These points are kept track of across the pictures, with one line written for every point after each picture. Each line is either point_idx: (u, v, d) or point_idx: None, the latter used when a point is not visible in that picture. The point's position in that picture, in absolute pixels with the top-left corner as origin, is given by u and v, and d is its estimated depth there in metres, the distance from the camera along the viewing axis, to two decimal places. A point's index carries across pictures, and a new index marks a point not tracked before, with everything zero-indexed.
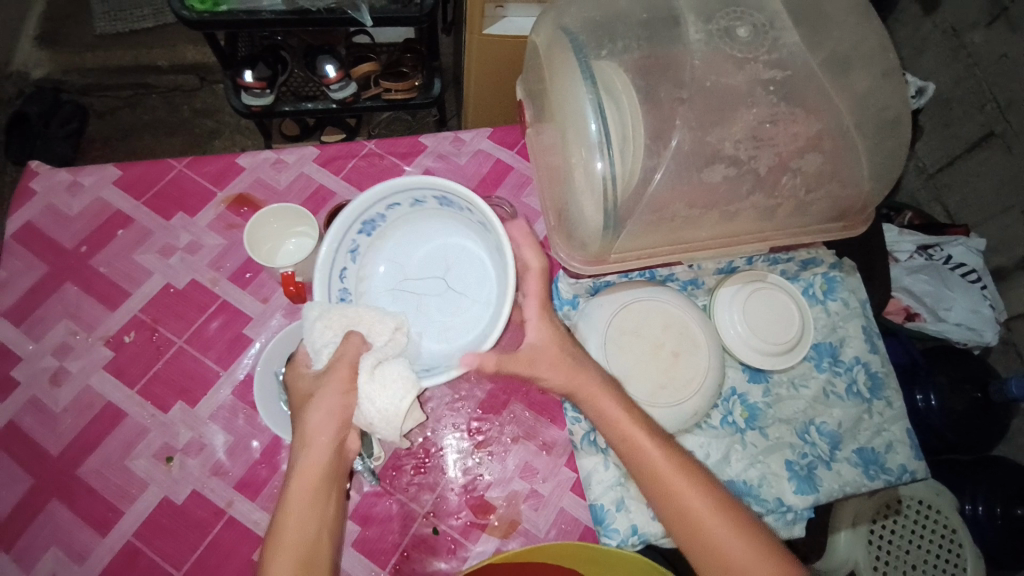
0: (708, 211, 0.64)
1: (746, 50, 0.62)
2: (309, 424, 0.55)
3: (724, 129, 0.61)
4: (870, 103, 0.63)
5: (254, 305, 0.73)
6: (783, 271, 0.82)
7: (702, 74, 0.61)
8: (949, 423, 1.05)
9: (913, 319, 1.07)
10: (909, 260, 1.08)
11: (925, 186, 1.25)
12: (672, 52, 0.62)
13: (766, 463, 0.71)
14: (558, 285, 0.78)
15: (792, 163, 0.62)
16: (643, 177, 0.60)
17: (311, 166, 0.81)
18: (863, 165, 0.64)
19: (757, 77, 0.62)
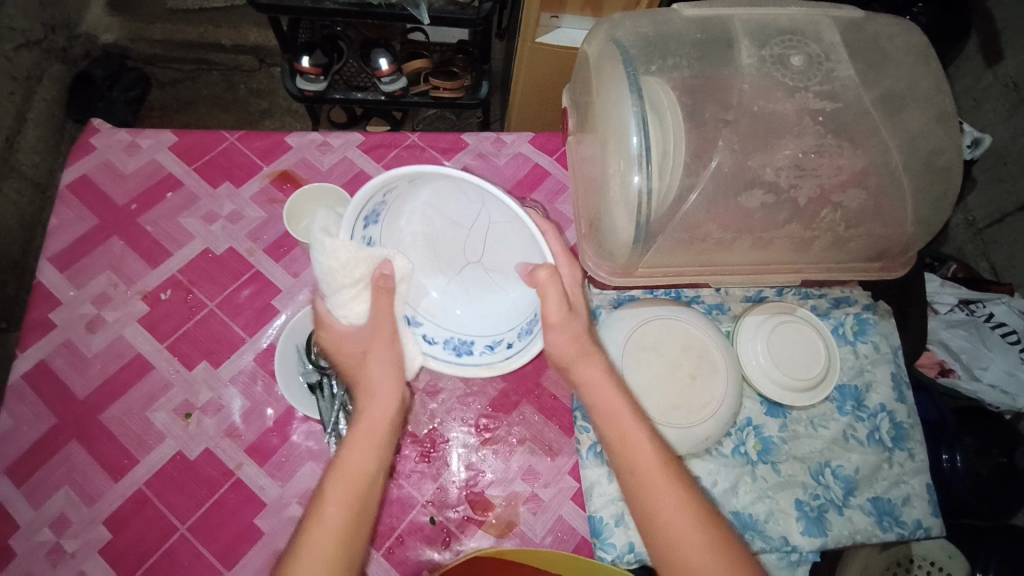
0: (742, 236, 0.63)
1: (798, 78, 0.62)
2: (368, 375, 0.57)
3: (767, 155, 0.61)
4: (920, 144, 0.62)
5: (285, 279, 0.76)
6: (813, 306, 0.80)
7: (750, 99, 0.61)
8: (970, 486, 1.00)
9: (946, 375, 1.03)
10: (948, 313, 1.06)
11: (971, 240, 1.21)
12: (722, 73, 0.62)
13: (775, 499, 0.70)
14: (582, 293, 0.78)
15: (833, 197, 0.61)
16: (678, 193, 0.60)
17: (354, 151, 0.84)
18: (907, 206, 0.63)
19: (806, 106, 0.61)
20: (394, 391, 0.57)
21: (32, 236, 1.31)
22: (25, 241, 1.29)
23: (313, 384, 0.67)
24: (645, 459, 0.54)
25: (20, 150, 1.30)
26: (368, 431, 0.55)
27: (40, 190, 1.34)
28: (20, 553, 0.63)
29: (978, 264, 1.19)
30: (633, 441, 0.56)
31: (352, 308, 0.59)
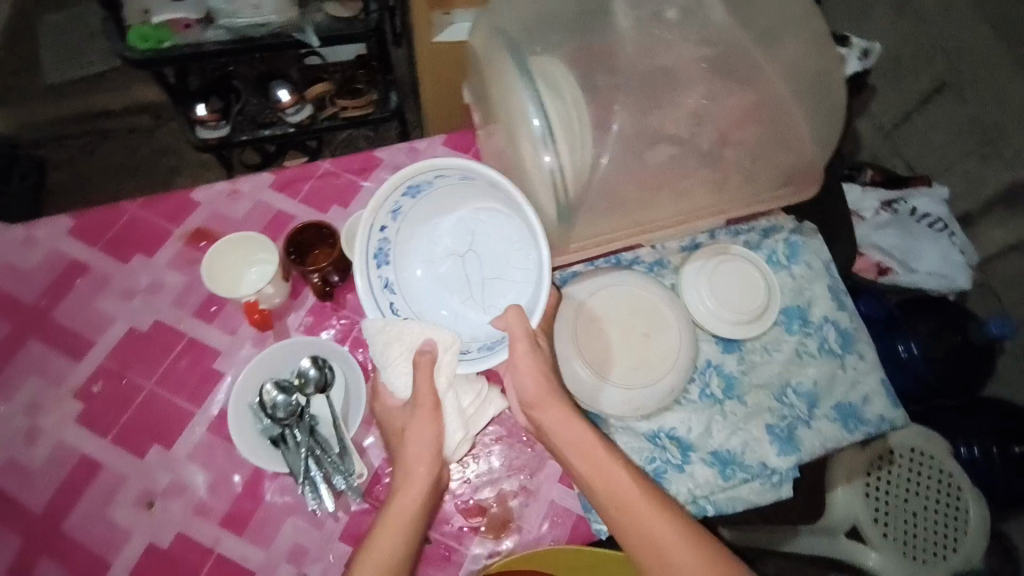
0: (658, 192, 0.65)
1: (676, 31, 0.63)
2: (406, 447, 0.60)
3: (663, 111, 0.62)
4: (800, 69, 0.65)
5: (222, 338, 0.73)
6: (745, 241, 0.83)
7: (635, 60, 0.62)
8: (933, 372, 1.11)
9: (886, 274, 1.10)
10: (876, 215, 1.11)
11: (883, 143, 1.28)
12: (605, 39, 0.63)
13: (747, 430, 0.72)
14: None
15: (732, 136, 0.63)
16: (585, 168, 0.61)
17: (267, 192, 0.81)
18: (803, 128, 0.65)
19: (688, 55, 0.63)
20: (431, 442, 0.60)
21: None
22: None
23: (276, 439, 0.66)
24: (591, 442, 0.59)
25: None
26: (420, 473, 0.59)
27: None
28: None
29: (894, 164, 1.26)
30: (581, 434, 0.60)
31: (397, 378, 0.62)
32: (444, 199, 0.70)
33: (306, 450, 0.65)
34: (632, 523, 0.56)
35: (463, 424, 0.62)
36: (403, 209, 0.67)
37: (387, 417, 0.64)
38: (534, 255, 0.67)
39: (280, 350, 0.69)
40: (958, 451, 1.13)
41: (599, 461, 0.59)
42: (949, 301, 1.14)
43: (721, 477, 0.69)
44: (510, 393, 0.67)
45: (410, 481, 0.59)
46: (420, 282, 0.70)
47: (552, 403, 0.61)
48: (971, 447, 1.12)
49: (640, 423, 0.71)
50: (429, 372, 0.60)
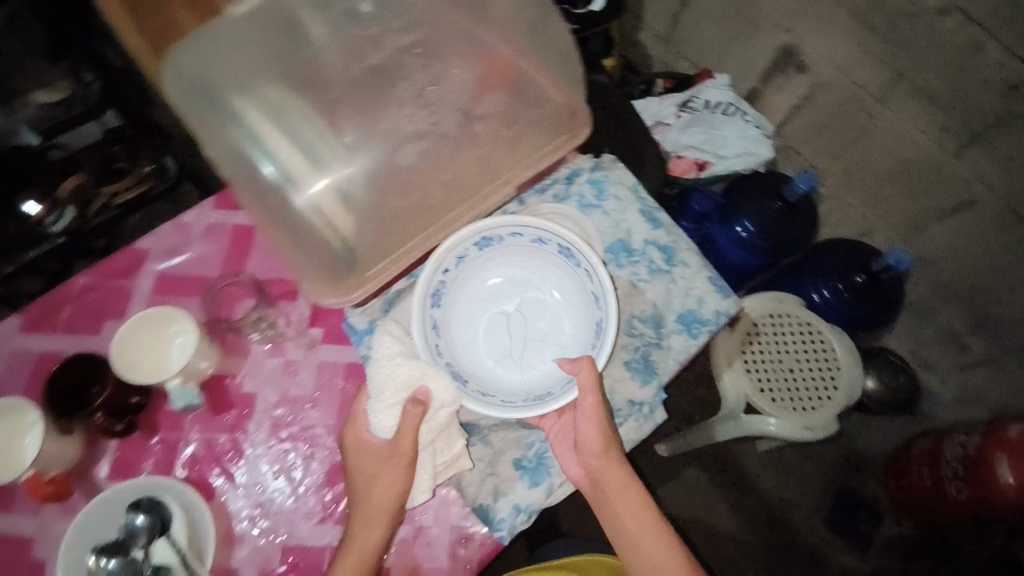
0: (429, 191, 0.61)
1: (375, 25, 0.58)
2: (375, 493, 0.61)
3: (392, 113, 0.58)
4: (522, 20, 0.60)
5: (25, 523, 0.65)
6: (553, 195, 0.83)
7: (343, 68, 0.57)
8: (768, 238, 1.30)
9: (705, 168, 1.31)
10: (677, 120, 1.33)
11: (666, 50, 1.50)
12: (302, 56, 0.57)
13: (608, 375, 0.73)
14: (350, 320, 0.71)
15: (475, 112, 0.61)
16: (340, 199, 0.58)
17: (18, 339, 0.71)
18: (542, 82, 0.63)
19: (398, 47, 0.59)
20: (398, 493, 0.61)
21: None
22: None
23: None
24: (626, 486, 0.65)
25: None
26: (383, 505, 0.61)
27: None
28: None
29: (683, 64, 1.47)
30: (620, 475, 0.65)
31: (384, 421, 0.61)
32: (513, 256, 0.69)
33: None
34: (634, 549, 0.65)
35: (431, 473, 0.63)
36: (467, 257, 0.67)
37: (359, 462, 0.63)
38: (595, 315, 0.67)
39: (96, 507, 0.61)
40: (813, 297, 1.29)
41: (621, 496, 0.66)
42: (762, 173, 1.33)
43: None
44: (568, 444, 0.66)
45: (372, 509, 0.61)
46: (464, 344, 0.68)
47: (601, 452, 0.64)
48: (824, 291, 1.28)
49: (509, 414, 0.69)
50: (416, 420, 0.60)
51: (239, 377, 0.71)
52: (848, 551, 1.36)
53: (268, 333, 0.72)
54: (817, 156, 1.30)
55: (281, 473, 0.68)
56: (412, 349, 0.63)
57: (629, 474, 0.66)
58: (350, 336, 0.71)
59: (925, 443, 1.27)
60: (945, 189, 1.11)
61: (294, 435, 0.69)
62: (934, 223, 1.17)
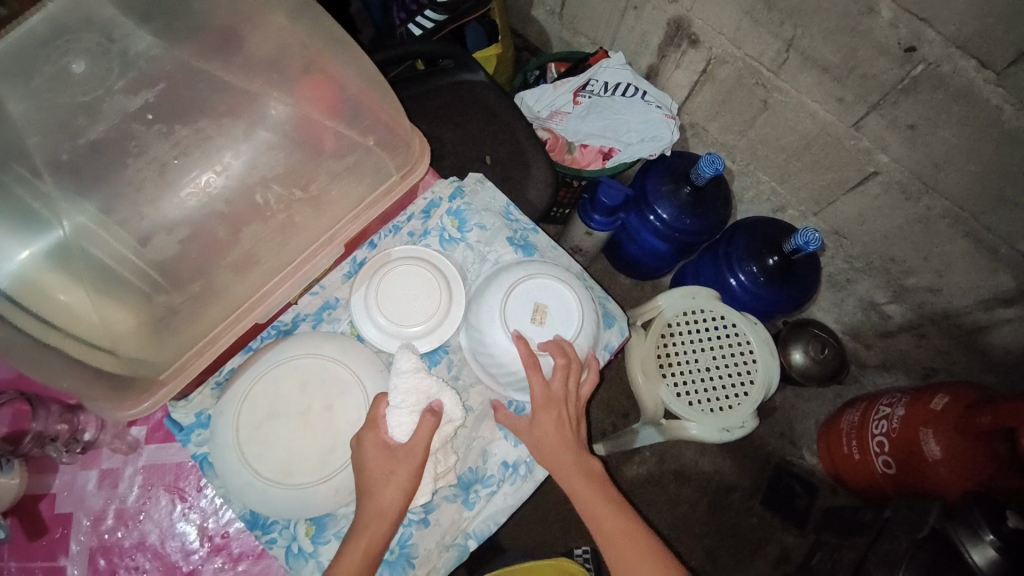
0: (211, 273, 0.53)
1: (89, 88, 0.50)
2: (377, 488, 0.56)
3: (141, 194, 0.52)
4: (286, 65, 0.56)
5: None
6: (410, 233, 0.74)
7: (54, 150, 0.50)
8: (681, 226, 1.21)
9: (610, 156, 1.24)
10: (575, 108, 1.24)
11: (562, 26, 1.40)
12: (3, 135, 0.48)
13: (480, 436, 0.66)
14: (174, 415, 0.62)
15: (251, 179, 0.55)
16: (94, 302, 0.48)
17: None
18: (332, 129, 0.56)
19: (124, 110, 0.52)
20: (401, 497, 0.57)
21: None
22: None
23: None
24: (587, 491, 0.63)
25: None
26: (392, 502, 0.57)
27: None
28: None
29: (581, 41, 1.38)
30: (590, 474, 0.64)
31: (402, 425, 0.58)
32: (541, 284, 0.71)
33: None
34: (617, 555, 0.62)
35: (433, 478, 0.60)
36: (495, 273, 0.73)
37: (369, 463, 0.57)
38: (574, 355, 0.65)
39: None
40: (731, 283, 1.21)
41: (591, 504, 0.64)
42: (668, 156, 1.24)
43: (466, 507, 0.63)
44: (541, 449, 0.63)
45: (376, 505, 0.56)
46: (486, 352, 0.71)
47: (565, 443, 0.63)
48: (740, 275, 1.20)
49: None
50: (433, 429, 0.58)
51: (52, 494, 0.61)
52: (789, 528, 1.35)
53: (75, 445, 0.61)
54: (722, 133, 1.22)
55: None
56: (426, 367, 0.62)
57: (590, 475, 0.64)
58: (175, 433, 0.61)
59: (853, 415, 1.25)
60: (846, 162, 1.05)
61: (122, 553, 0.60)
62: (841, 197, 1.11)
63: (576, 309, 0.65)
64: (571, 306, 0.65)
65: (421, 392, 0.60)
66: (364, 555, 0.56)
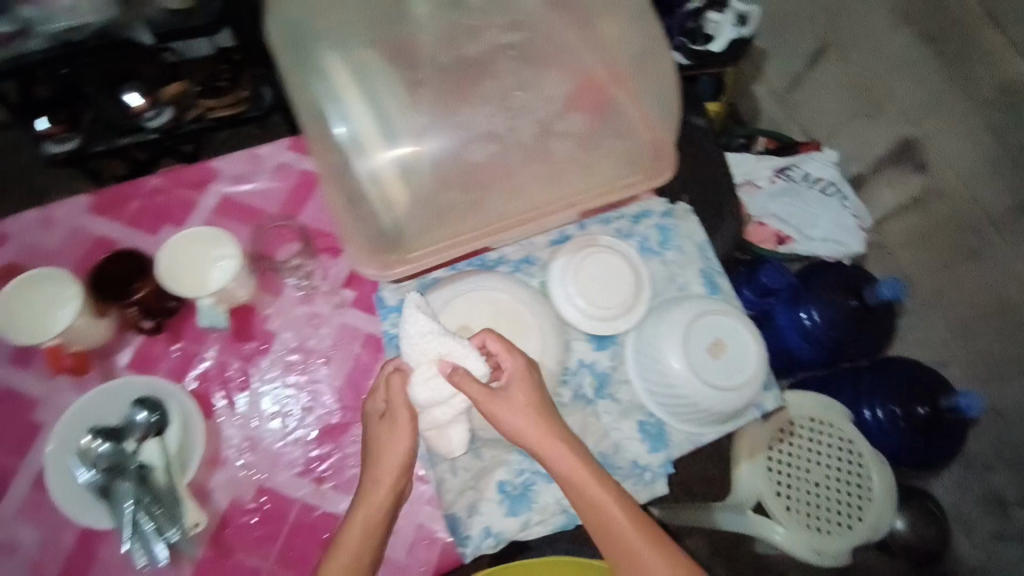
0: (489, 192, 0.61)
1: (479, 17, 0.63)
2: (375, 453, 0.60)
3: (471, 110, 0.60)
4: (622, 50, 0.62)
5: (38, 383, 0.67)
6: (616, 230, 0.80)
7: (435, 53, 0.61)
8: (832, 335, 1.18)
9: (784, 243, 1.24)
10: (770, 185, 1.26)
11: (778, 108, 1.41)
12: (405, 32, 0.61)
13: (619, 430, 0.69)
14: (382, 293, 0.73)
15: (554, 128, 0.61)
16: (406, 172, 0.59)
17: (84, 217, 0.74)
18: (631, 114, 0.62)
19: (496, 43, 0.62)
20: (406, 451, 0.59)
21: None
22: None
23: (99, 488, 0.61)
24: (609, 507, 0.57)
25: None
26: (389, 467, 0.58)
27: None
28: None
29: (793, 129, 1.38)
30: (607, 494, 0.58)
31: (426, 391, 0.58)
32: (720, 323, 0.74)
33: (127, 503, 0.59)
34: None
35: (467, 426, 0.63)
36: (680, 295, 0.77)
37: (372, 428, 0.61)
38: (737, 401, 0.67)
39: (130, 383, 0.65)
40: (865, 415, 1.17)
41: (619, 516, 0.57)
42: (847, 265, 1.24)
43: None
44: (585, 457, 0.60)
45: (378, 474, 0.58)
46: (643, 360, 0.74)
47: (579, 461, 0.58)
48: (878, 409, 1.16)
49: None
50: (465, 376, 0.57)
51: (266, 313, 0.72)
52: None
53: (306, 282, 0.74)
54: (911, 266, 1.19)
55: (274, 413, 0.68)
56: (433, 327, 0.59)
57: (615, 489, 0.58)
58: (378, 308, 0.73)
59: None
60: None
61: (300, 384, 0.70)
62: (1019, 376, 1.05)
63: (755, 357, 0.68)
64: (753, 353, 0.68)
65: (426, 348, 0.59)
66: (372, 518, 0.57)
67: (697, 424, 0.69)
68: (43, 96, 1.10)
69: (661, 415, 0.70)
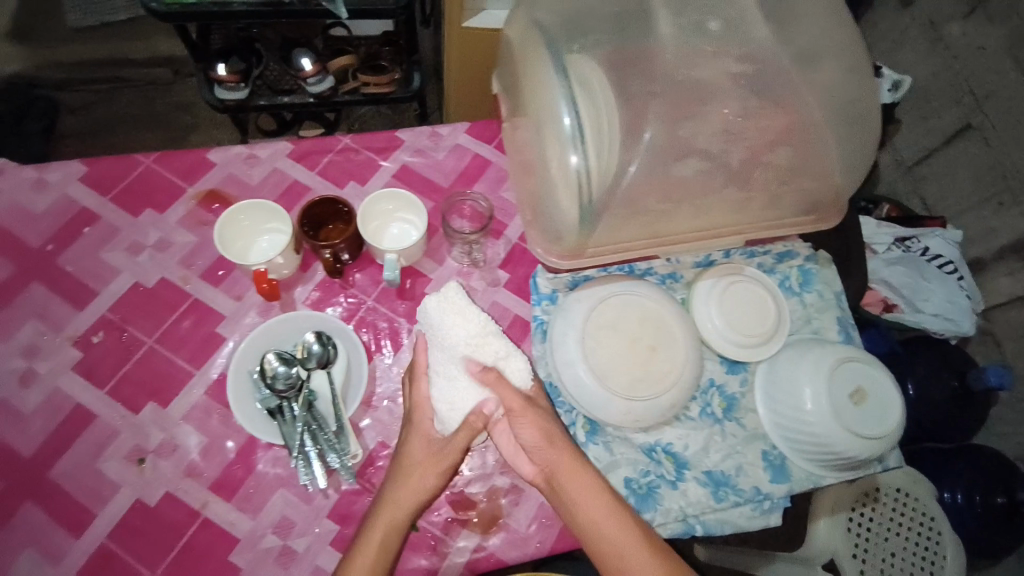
0: (684, 205, 0.61)
1: (717, 44, 0.59)
2: (404, 465, 0.61)
3: (696, 123, 0.57)
4: (837, 95, 0.61)
5: (227, 303, 0.72)
6: (759, 264, 0.81)
7: (674, 66, 0.57)
8: (930, 411, 1.17)
9: (890, 311, 1.19)
10: (886, 252, 1.21)
11: (901, 178, 1.36)
12: (645, 43, 0.58)
13: (743, 453, 0.71)
14: (538, 280, 0.77)
15: (763, 157, 0.60)
16: (612, 172, 0.58)
17: (284, 161, 0.82)
18: (833, 158, 0.63)
19: (727, 71, 0.58)
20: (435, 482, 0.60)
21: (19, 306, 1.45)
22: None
23: (273, 410, 0.66)
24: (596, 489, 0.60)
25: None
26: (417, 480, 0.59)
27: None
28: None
29: (912, 201, 1.34)
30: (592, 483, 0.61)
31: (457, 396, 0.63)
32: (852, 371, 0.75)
33: (301, 425, 0.65)
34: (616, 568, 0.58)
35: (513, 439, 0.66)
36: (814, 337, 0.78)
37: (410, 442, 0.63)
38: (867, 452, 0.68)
39: (303, 317, 0.71)
40: (943, 496, 1.16)
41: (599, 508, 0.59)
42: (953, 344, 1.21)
43: (712, 498, 0.67)
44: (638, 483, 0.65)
45: (402, 489, 0.59)
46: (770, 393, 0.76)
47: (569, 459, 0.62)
48: (958, 494, 1.15)
49: (636, 435, 0.70)
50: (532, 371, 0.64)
51: (428, 277, 0.77)
52: None
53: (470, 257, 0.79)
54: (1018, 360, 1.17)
55: None
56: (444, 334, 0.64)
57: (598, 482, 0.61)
58: (532, 294, 0.77)
59: None
60: None
61: None
62: None
63: (893, 413, 0.69)
64: (891, 408, 0.69)
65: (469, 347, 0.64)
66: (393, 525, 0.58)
67: (820, 466, 0.70)
68: (231, 47, 1.27)
69: (786, 450, 0.71)
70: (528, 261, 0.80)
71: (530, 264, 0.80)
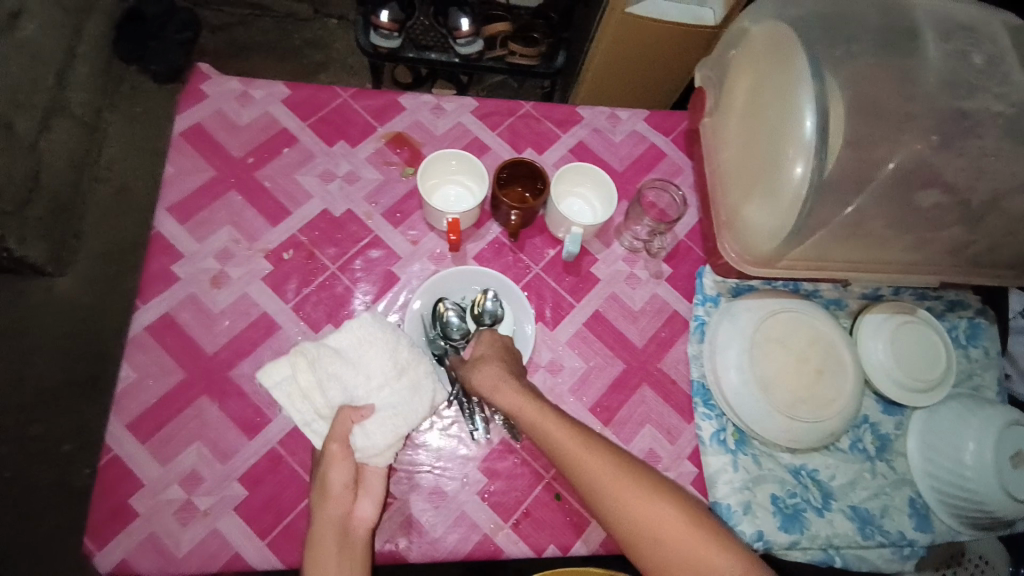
0: (903, 235, 0.60)
1: (984, 77, 0.58)
2: (322, 477, 0.58)
3: (950, 154, 0.56)
4: None
5: (404, 246, 0.75)
6: (928, 308, 0.79)
7: (937, 93, 0.57)
8: None
9: None
10: None
11: None
12: (909, 62, 0.58)
13: (889, 496, 0.70)
14: (704, 280, 0.77)
15: (1005, 201, 0.58)
16: (849, 185, 0.57)
17: (469, 116, 0.83)
18: None
19: (991, 107, 0.57)
20: (343, 477, 0.58)
21: (141, 223, 1.34)
22: (149, 202, 1.36)
23: (441, 357, 0.69)
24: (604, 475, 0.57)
25: (69, 88, 1.26)
26: (337, 484, 0.58)
27: (85, 128, 1.31)
28: (117, 532, 0.61)
29: None
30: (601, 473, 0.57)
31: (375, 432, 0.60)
32: None
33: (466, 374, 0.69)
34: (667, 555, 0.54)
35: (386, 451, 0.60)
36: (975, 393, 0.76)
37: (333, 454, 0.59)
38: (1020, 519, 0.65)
39: (471, 272, 0.72)
40: None
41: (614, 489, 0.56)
42: None
43: (859, 534, 0.67)
44: (729, 478, 0.67)
45: (324, 511, 0.57)
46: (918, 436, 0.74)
47: (562, 448, 0.58)
48: None
49: (785, 454, 0.69)
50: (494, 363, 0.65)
51: (595, 257, 0.78)
52: None
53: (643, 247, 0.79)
54: None
55: (580, 346, 0.74)
56: (325, 368, 0.61)
57: (613, 463, 0.57)
58: (697, 295, 0.76)
59: None
60: None
61: (603, 332, 0.75)
62: None
63: None
64: None
65: (403, 363, 0.64)
66: (337, 534, 0.56)
67: (963, 522, 0.69)
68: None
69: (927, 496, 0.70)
70: (694, 259, 0.79)
71: (696, 262, 0.79)
